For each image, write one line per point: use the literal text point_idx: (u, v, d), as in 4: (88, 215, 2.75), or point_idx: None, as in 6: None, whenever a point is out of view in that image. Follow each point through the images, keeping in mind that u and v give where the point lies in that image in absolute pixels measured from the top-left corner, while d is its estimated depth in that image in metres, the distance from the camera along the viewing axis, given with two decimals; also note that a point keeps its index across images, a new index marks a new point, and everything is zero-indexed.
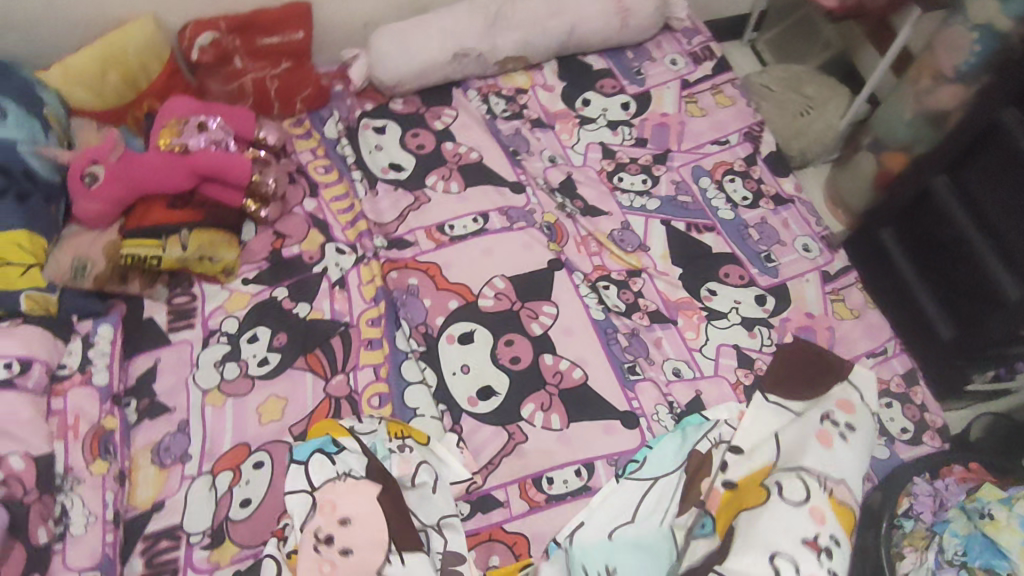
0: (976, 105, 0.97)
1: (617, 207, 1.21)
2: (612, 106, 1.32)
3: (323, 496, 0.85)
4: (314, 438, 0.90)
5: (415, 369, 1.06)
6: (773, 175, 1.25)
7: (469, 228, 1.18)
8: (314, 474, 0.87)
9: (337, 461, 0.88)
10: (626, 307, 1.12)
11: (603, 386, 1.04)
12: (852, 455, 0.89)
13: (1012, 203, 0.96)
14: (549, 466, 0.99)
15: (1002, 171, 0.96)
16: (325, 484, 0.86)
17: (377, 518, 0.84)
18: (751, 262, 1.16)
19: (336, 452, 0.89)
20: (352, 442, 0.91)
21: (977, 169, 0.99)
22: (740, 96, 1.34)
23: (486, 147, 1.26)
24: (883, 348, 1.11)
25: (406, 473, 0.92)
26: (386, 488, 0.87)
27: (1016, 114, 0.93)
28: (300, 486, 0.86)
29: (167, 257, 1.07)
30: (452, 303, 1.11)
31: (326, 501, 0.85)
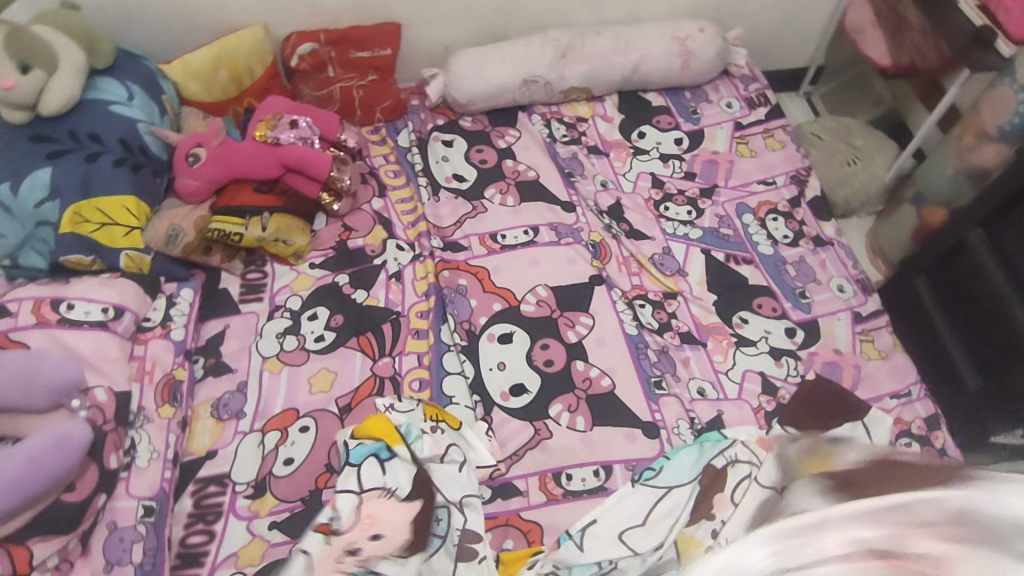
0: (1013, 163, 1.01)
1: (661, 233, 1.28)
2: (666, 141, 1.40)
3: (366, 507, 0.91)
4: (370, 441, 0.98)
5: (456, 361, 1.14)
6: (815, 218, 1.30)
7: (520, 239, 1.27)
8: (365, 467, 0.95)
9: (387, 471, 0.95)
10: (659, 325, 1.18)
11: (630, 396, 1.10)
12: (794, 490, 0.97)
13: None
14: (569, 463, 1.05)
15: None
16: (372, 490, 0.93)
17: (404, 529, 0.90)
18: (786, 296, 1.21)
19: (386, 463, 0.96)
20: (404, 452, 0.97)
21: (1013, 225, 1.03)
22: (791, 140, 1.41)
23: (542, 167, 1.36)
24: (909, 390, 1.13)
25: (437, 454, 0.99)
26: (425, 508, 0.93)
27: None
28: (350, 485, 0.93)
29: (248, 235, 1.18)
30: (496, 305, 1.19)
31: (366, 510, 0.91)
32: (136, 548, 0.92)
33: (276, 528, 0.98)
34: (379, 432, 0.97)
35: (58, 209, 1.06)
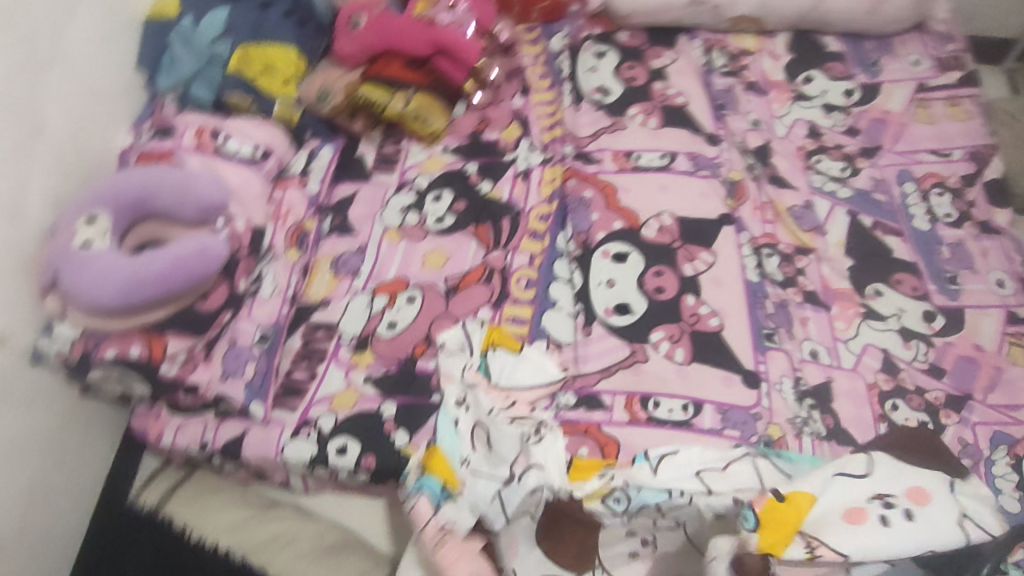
0: None
1: (807, 185, 1.20)
2: (834, 90, 1.29)
3: (444, 555, 0.89)
4: (428, 478, 0.93)
5: (566, 269, 1.14)
6: (989, 203, 1.17)
7: (654, 162, 1.21)
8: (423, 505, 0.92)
9: (439, 510, 0.92)
10: (783, 278, 1.12)
11: (736, 342, 1.05)
12: (918, 534, 0.81)
13: None
14: (661, 391, 1.02)
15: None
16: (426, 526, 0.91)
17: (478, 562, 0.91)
18: (931, 278, 1.11)
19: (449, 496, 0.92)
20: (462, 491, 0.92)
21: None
22: (980, 113, 1.26)
23: (692, 95, 1.29)
24: None
25: (467, 445, 0.96)
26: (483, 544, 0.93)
27: None
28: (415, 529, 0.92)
29: (390, 108, 1.21)
30: (617, 223, 1.16)
31: (443, 559, 0.89)
32: (250, 365, 1.01)
33: (370, 382, 1.04)
34: (443, 466, 0.94)
35: (230, 47, 1.15)
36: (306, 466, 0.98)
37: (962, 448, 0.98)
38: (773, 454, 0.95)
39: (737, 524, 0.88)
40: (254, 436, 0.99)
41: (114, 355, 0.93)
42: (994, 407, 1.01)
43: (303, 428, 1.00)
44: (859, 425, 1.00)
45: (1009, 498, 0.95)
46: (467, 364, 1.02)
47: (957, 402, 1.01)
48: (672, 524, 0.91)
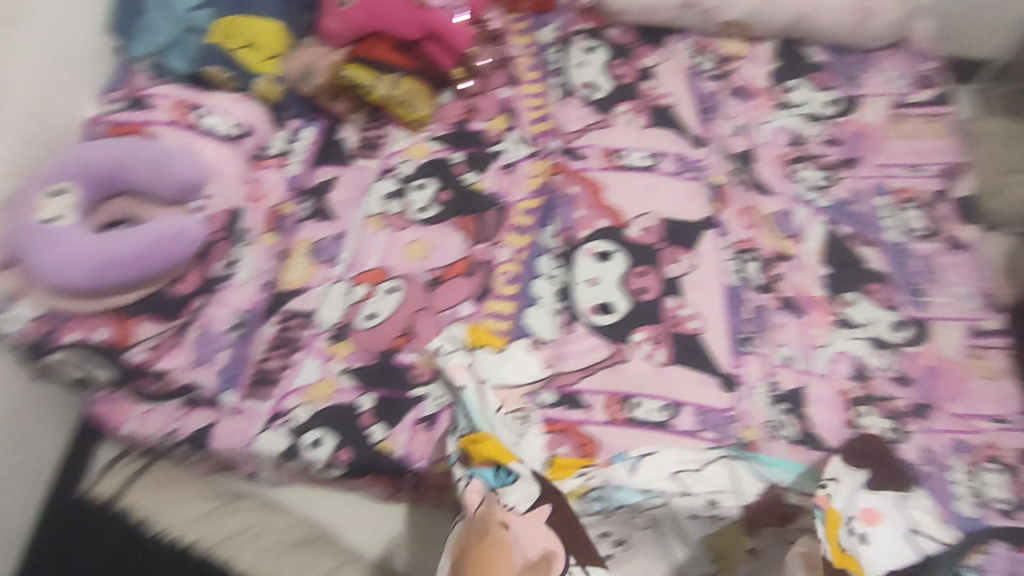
0: None
1: (787, 192, 1.22)
2: (817, 100, 1.31)
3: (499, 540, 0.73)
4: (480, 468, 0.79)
5: (550, 265, 1.13)
6: (958, 220, 1.21)
7: (641, 162, 1.21)
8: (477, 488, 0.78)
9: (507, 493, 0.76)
10: (763, 283, 1.13)
11: (715, 346, 1.07)
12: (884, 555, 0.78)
13: None
14: (641, 392, 1.03)
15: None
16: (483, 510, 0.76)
17: None
18: (902, 289, 1.15)
19: (512, 471, 0.77)
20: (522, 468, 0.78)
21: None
22: (954, 132, 1.29)
23: (679, 96, 1.29)
24: (1011, 418, 1.06)
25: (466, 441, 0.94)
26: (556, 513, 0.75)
27: None
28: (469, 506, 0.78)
29: (376, 92, 1.17)
30: (602, 221, 1.16)
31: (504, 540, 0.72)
32: (222, 352, 0.99)
33: (347, 374, 1.00)
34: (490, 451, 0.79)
35: (209, 18, 1.11)
36: (278, 458, 0.95)
37: (925, 455, 1.02)
38: (749, 458, 0.94)
39: (709, 525, 0.91)
40: (224, 426, 0.96)
41: (77, 338, 0.90)
42: (956, 416, 1.05)
43: (276, 419, 0.96)
44: (830, 430, 1.02)
45: (968, 505, 0.99)
46: (467, 361, 0.95)
47: (922, 411, 1.05)
48: (647, 523, 0.92)
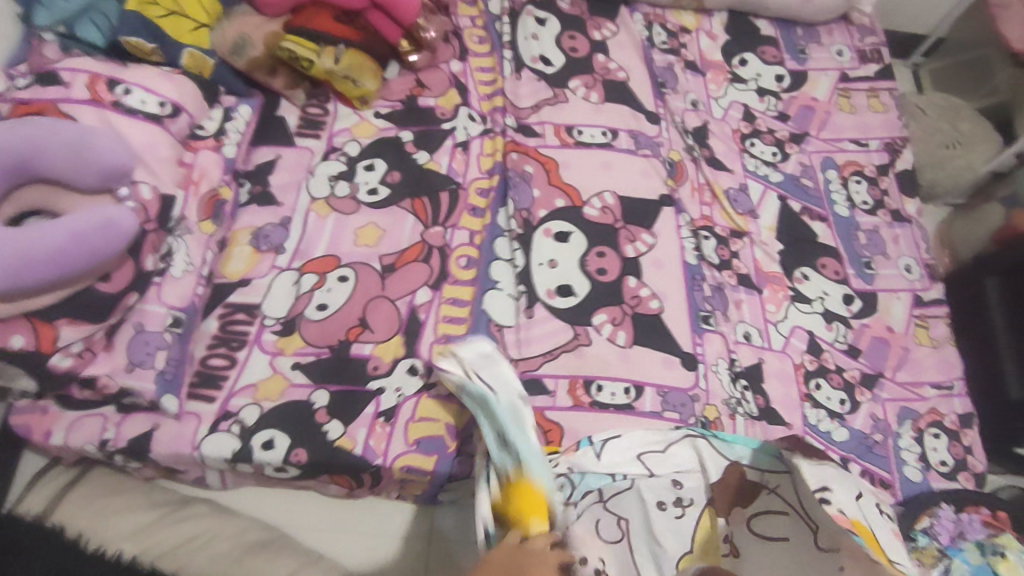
0: None
1: (741, 168, 1.22)
2: (767, 75, 1.32)
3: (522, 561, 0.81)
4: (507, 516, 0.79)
5: (507, 249, 1.09)
6: (900, 193, 1.25)
7: (596, 139, 1.19)
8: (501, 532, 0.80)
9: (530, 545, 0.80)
10: (720, 261, 1.14)
11: (675, 325, 1.06)
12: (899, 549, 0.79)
13: None
14: (602, 374, 1.02)
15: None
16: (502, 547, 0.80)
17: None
18: (851, 262, 1.17)
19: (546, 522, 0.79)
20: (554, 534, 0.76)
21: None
22: (894, 106, 1.33)
23: (633, 70, 1.26)
24: (950, 384, 1.11)
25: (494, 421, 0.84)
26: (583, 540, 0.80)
27: None
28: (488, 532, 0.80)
29: (318, 66, 1.10)
30: (558, 201, 1.13)
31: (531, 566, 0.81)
32: (161, 354, 0.90)
33: (299, 369, 0.96)
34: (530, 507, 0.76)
35: None
36: (226, 462, 0.89)
37: (875, 424, 1.05)
38: (712, 437, 0.90)
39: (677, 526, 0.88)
40: (165, 431, 0.89)
41: None
42: (902, 384, 1.10)
43: (224, 420, 0.91)
44: (786, 404, 1.04)
45: (913, 470, 1.03)
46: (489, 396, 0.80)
47: (871, 381, 1.09)
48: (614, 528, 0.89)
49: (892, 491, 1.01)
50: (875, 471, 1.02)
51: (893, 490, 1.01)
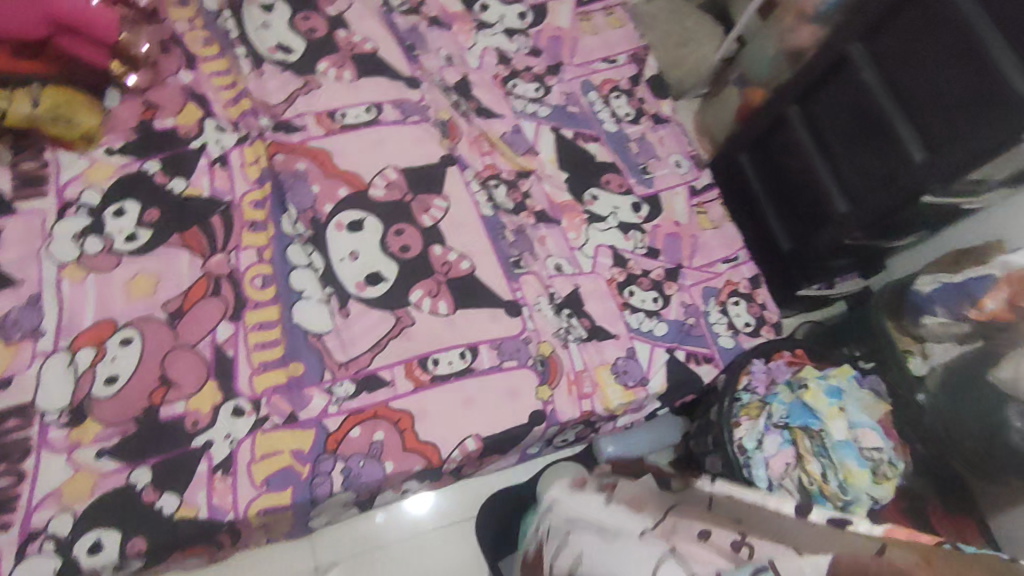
0: (779, 94, 1.22)
1: (510, 111, 1.24)
2: (511, 14, 1.34)
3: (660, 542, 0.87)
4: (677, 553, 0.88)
5: (302, 254, 1.04)
6: (655, 99, 1.34)
7: (362, 119, 1.15)
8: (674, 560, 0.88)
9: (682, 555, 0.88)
10: (514, 206, 1.17)
11: (490, 281, 1.08)
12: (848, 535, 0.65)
13: (847, 144, 1.11)
14: (435, 348, 1.02)
15: (925, 65, 0.95)
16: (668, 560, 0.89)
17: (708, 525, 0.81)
18: (630, 172, 1.25)
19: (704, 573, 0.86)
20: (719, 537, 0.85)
21: (890, 36, 0.99)
22: (629, 19, 1.41)
23: (378, 37, 1.22)
24: (737, 255, 1.23)
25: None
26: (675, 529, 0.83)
27: (798, 110, 1.19)
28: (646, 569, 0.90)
29: (14, 115, 0.97)
30: (341, 190, 1.08)
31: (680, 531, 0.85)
32: None
33: (107, 455, 0.86)
34: None
35: None
36: None
37: (686, 310, 1.16)
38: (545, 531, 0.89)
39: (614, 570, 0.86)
40: None
41: None
42: (700, 268, 1.20)
43: (30, 543, 0.80)
44: (608, 318, 1.11)
45: (726, 337, 1.15)
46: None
47: (674, 274, 1.18)
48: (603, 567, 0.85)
49: (714, 362, 1.13)
50: (697, 350, 1.13)
51: (715, 361, 1.13)
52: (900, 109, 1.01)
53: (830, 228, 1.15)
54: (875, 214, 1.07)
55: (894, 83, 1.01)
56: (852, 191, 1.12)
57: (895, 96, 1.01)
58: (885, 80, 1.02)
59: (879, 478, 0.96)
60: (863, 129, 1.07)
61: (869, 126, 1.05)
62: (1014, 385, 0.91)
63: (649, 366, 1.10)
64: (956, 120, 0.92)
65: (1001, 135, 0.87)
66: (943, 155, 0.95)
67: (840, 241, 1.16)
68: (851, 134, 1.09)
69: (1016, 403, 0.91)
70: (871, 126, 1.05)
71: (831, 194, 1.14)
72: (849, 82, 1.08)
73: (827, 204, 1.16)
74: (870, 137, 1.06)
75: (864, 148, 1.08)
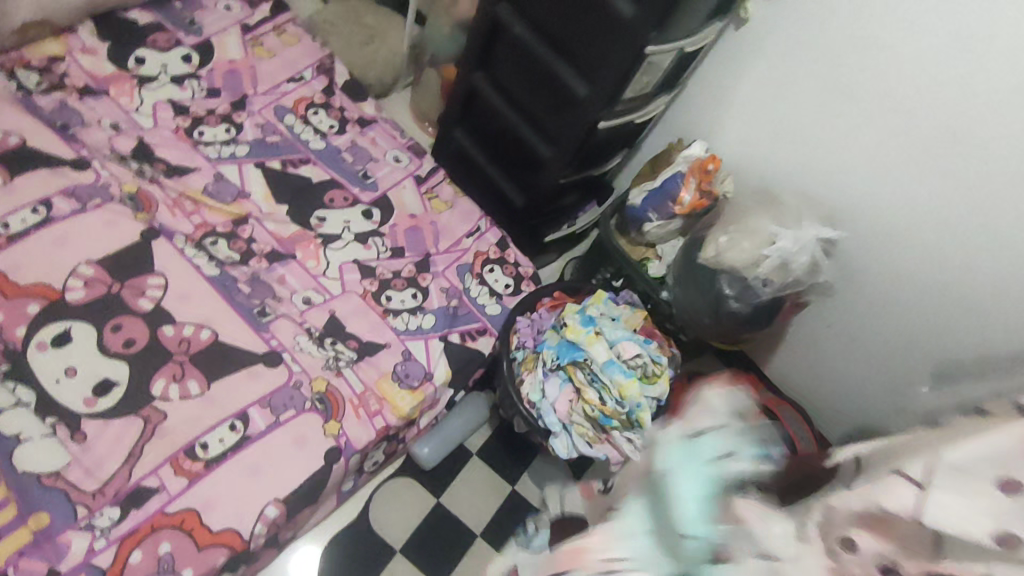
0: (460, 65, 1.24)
1: (205, 161, 1.17)
2: (173, 61, 1.26)
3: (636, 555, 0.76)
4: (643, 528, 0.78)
5: (4, 394, 0.90)
6: (353, 102, 1.33)
7: (29, 221, 1.01)
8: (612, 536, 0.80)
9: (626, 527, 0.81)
10: (241, 255, 1.10)
11: (237, 341, 1.02)
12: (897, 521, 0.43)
13: (529, 95, 1.16)
14: (198, 432, 0.95)
15: (560, 9, 1.03)
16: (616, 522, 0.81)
17: None
18: (351, 182, 1.24)
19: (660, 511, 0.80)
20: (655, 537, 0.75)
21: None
22: (304, 33, 1.38)
23: (20, 129, 1.09)
24: (477, 226, 1.27)
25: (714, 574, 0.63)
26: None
27: (481, 75, 1.22)
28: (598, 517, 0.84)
29: None
30: (30, 307, 0.96)
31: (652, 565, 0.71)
32: None
33: None
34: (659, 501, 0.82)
35: None
36: None
37: (447, 293, 1.18)
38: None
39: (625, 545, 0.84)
40: None
41: None
42: (449, 250, 1.23)
43: None
44: (373, 331, 1.11)
45: (491, 305, 1.20)
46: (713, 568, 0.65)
47: (425, 264, 1.20)
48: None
49: (489, 333, 1.18)
50: (468, 328, 1.16)
51: (489, 331, 1.18)
52: (557, 51, 1.08)
53: (544, 174, 1.21)
54: (574, 148, 1.15)
55: (544, 30, 1.08)
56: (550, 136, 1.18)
57: (548, 43, 1.09)
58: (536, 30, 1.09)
59: (650, 377, 1.08)
60: (537, 78, 1.13)
61: (541, 74, 1.12)
62: (717, 261, 1.08)
63: (429, 360, 1.11)
64: (598, 48, 1.01)
65: (628, 54, 0.98)
66: (602, 81, 1.04)
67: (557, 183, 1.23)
68: (529, 85, 1.15)
69: (726, 275, 1.08)
70: (542, 73, 1.12)
71: (534, 143, 1.19)
72: (510, 39, 1.13)
73: (535, 153, 1.22)
74: (546, 83, 1.13)
75: (543, 94, 1.14)
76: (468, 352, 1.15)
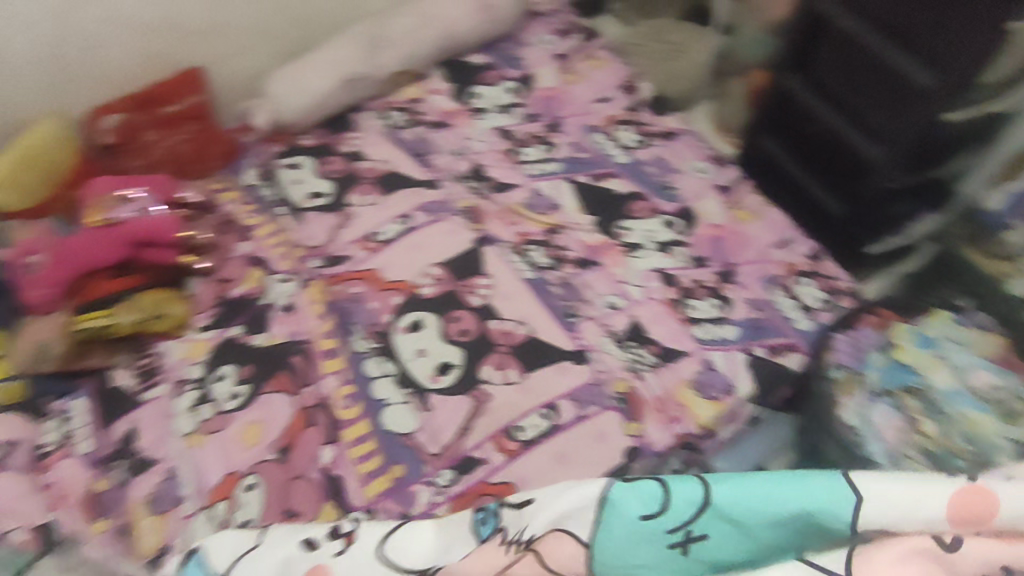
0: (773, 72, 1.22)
1: (525, 177, 1.32)
2: (501, 93, 1.45)
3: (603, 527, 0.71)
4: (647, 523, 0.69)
5: (376, 366, 1.12)
6: (656, 117, 1.41)
7: (397, 231, 1.25)
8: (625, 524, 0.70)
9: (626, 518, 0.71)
10: (553, 261, 1.21)
11: (549, 336, 1.13)
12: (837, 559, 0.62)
13: (855, 90, 1.08)
14: (516, 416, 1.06)
15: None
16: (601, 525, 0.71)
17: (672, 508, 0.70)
18: (655, 193, 1.29)
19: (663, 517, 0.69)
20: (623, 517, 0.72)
21: None
22: (613, 57, 1.50)
23: (392, 156, 1.36)
24: (785, 236, 1.24)
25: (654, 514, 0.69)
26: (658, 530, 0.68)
27: (796, 78, 1.17)
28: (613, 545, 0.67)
29: (120, 323, 1.10)
30: (396, 299, 1.18)
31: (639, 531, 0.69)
32: None
33: None
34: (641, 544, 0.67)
35: None
36: None
37: (753, 305, 1.15)
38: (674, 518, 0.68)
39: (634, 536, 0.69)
40: None
41: None
42: (753, 260, 1.21)
43: None
44: (676, 338, 1.12)
45: (801, 320, 1.14)
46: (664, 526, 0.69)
47: (728, 274, 1.19)
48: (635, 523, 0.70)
49: (799, 349, 1.10)
50: (776, 341, 1.11)
51: (800, 348, 1.10)
52: (892, 37, 1.00)
53: (872, 176, 1.09)
54: (913, 142, 1.02)
55: (878, 16, 1.01)
56: (880, 133, 1.07)
57: (880, 32, 1.02)
58: (866, 18, 1.02)
59: (1011, 416, 0.91)
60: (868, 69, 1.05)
61: (871, 64, 1.04)
62: None
63: (730, 372, 1.08)
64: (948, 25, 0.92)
65: (991, 30, 0.88)
66: (954, 61, 0.92)
67: (887, 187, 1.10)
68: (856, 79, 1.08)
69: None
70: (872, 63, 1.03)
71: (859, 144, 1.09)
72: (835, 33, 1.08)
73: (858, 156, 1.11)
74: (877, 74, 1.04)
75: (874, 86, 1.05)
76: (776, 367, 1.09)
